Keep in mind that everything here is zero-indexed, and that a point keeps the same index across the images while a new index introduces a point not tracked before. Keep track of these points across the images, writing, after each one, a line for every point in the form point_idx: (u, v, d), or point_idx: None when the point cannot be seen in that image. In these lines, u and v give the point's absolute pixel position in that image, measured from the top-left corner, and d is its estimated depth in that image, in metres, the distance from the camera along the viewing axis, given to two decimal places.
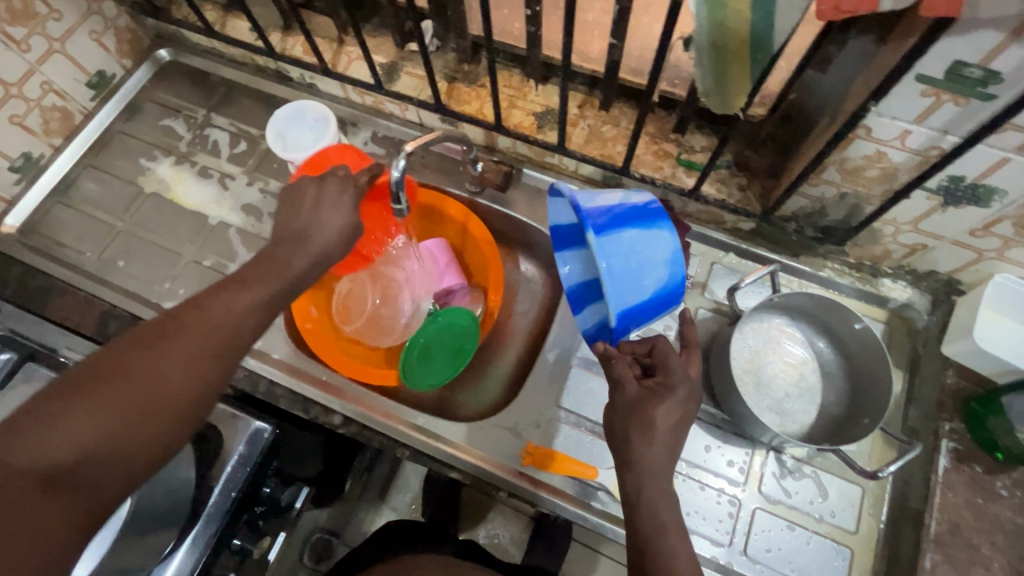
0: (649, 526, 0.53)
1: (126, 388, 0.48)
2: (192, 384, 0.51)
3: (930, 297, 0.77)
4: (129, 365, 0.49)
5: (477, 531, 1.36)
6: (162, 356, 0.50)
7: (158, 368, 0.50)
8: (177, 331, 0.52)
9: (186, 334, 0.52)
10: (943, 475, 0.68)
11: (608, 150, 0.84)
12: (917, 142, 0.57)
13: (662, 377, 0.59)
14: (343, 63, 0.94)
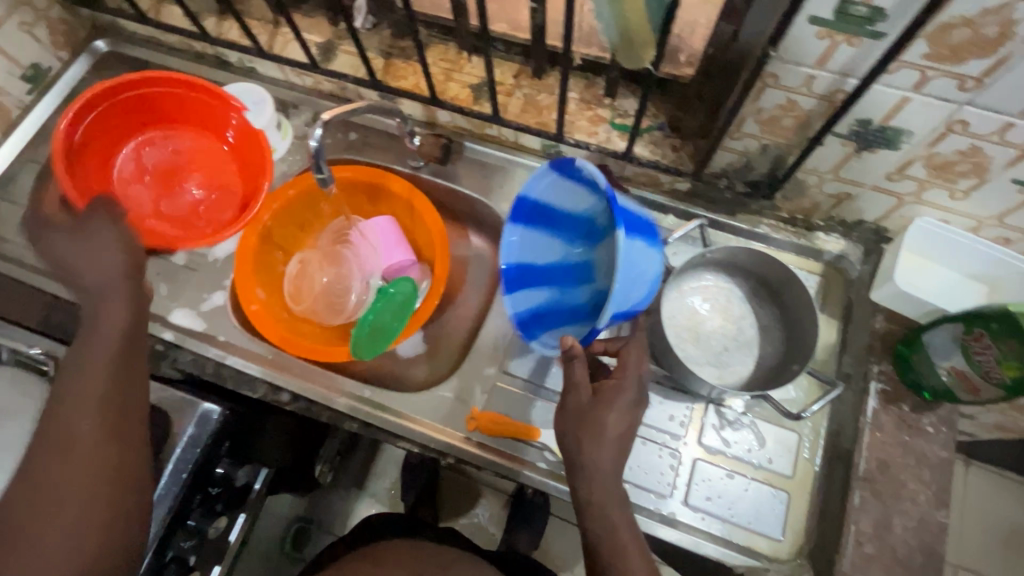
0: (601, 530, 0.59)
1: (44, 470, 0.58)
2: (94, 484, 0.59)
3: (862, 248, 0.79)
4: (36, 477, 0.58)
5: (457, 515, 1.36)
6: (63, 459, 0.59)
7: (61, 486, 0.58)
8: (54, 435, 0.60)
9: (71, 449, 0.59)
10: (872, 416, 0.70)
11: (544, 119, 0.85)
12: (822, 87, 0.58)
13: (612, 381, 0.63)
14: (279, 44, 0.94)
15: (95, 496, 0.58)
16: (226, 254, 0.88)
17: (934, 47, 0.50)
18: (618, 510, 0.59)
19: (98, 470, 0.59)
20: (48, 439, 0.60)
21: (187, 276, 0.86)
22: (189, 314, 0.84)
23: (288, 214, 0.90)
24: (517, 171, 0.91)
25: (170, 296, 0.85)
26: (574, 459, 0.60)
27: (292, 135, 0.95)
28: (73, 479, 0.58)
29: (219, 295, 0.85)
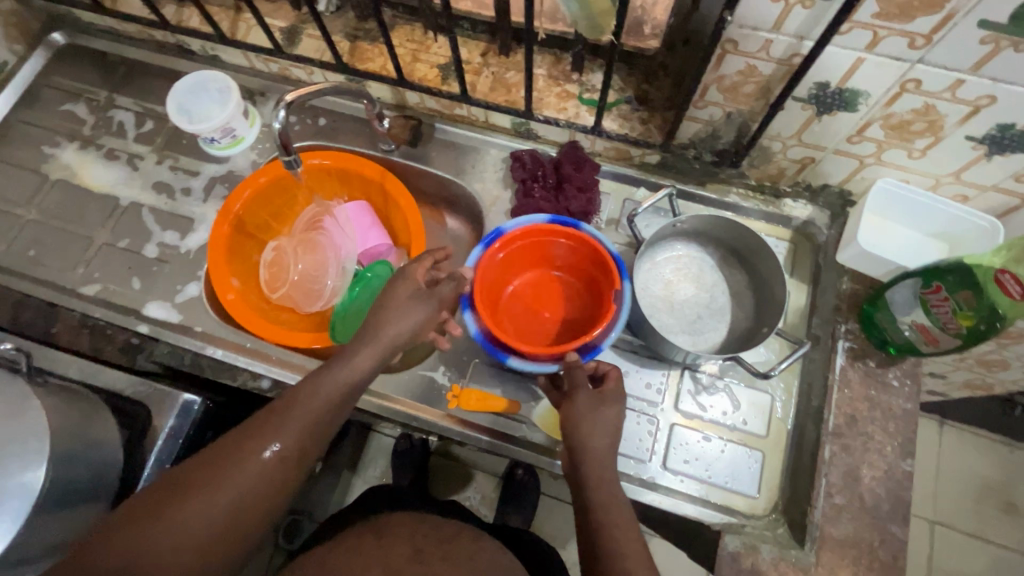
0: (599, 514, 0.56)
1: (183, 507, 0.50)
2: (217, 526, 0.51)
3: (828, 212, 0.81)
4: (170, 505, 0.50)
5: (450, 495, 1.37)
6: (207, 500, 0.51)
7: (173, 534, 0.49)
8: (234, 467, 0.53)
9: (233, 484, 0.52)
10: (840, 373, 0.72)
11: (513, 97, 0.85)
12: (780, 51, 0.59)
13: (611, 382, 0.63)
14: (242, 30, 0.92)
15: (220, 550, 0.51)
16: (199, 245, 0.87)
17: (884, 6, 0.51)
18: (608, 494, 0.58)
19: (241, 516, 0.52)
20: (216, 455, 0.54)
21: (159, 269, 0.85)
22: (164, 307, 0.83)
23: (260, 202, 0.89)
24: (489, 151, 0.91)
25: (144, 290, 0.84)
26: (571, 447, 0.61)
27: (260, 123, 0.94)
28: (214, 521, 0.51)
29: (193, 286, 0.84)
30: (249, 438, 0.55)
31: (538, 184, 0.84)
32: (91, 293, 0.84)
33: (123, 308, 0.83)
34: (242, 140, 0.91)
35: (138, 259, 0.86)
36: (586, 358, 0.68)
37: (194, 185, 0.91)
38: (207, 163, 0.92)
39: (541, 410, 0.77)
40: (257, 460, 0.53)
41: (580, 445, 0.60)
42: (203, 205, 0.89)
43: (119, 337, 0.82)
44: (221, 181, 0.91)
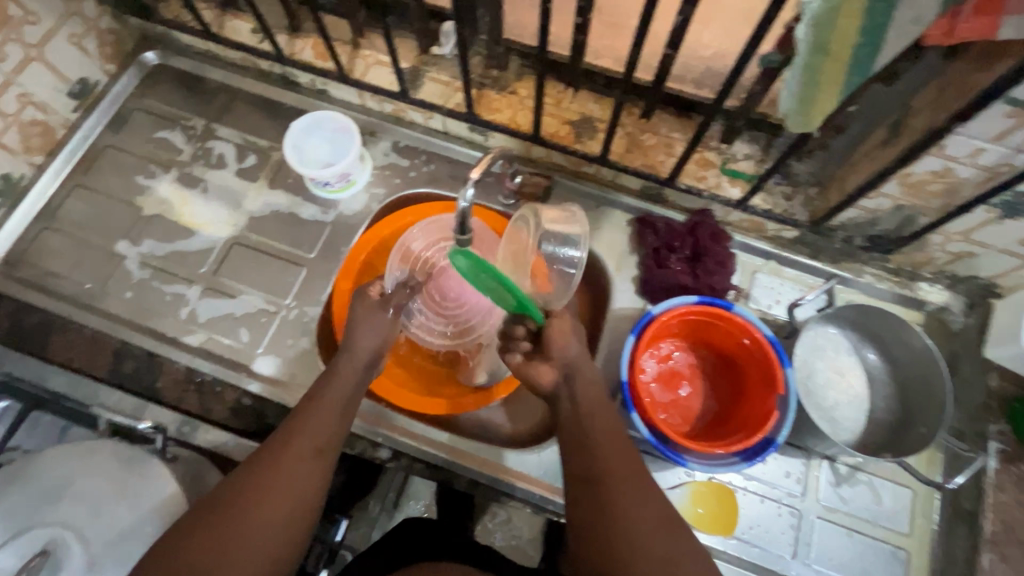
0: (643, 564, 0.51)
1: (232, 503, 0.54)
2: (265, 508, 0.54)
3: (966, 299, 0.79)
4: (222, 507, 0.54)
5: (494, 534, 1.24)
6: (264, 501, 0.54)
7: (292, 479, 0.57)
8: (282, 463, 0.57)
9: (281, 479, 0.56)
10: (993, 476, 0.70)
11: (650, 160, 0.82)
12: (989, 160, 0.57)
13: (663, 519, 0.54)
14: (360, 67, 0.87)
15: (286, 532, 0.55)
16: (310, 296, 0.82)
17: None
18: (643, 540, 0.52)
19: (286, 490, 0.56)
20: (261, 460, 0.57)
21: (269, 320, 0.80)
22: (275, 363, 0.78)
23: (381, 255, 0.86)
24: (614, 211, 0.87)
25: (253, 343, 0.79)
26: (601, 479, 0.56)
27: (372, 165, 0.89)
28: (265, 504, 0.54)
29: (305, 341, 0.79)
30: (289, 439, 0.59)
31: (674, 254, 0.81)
32: (196, 344, 0.79)
33: (232, 362, 0.78)
34: (355, 184, 0.86)
35: (245, 308, 0.81)
36: (756, 458, 0.65)
37: (301, 229, 0.86)
38: (315, 206, 0.87)
39: (681, 498, 0.72)
40: (298, 456, 0.58)
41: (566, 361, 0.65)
42: (314, 254, 0.85)
43: (229, 395, 0.76)
44: (331, 226, 0.86)
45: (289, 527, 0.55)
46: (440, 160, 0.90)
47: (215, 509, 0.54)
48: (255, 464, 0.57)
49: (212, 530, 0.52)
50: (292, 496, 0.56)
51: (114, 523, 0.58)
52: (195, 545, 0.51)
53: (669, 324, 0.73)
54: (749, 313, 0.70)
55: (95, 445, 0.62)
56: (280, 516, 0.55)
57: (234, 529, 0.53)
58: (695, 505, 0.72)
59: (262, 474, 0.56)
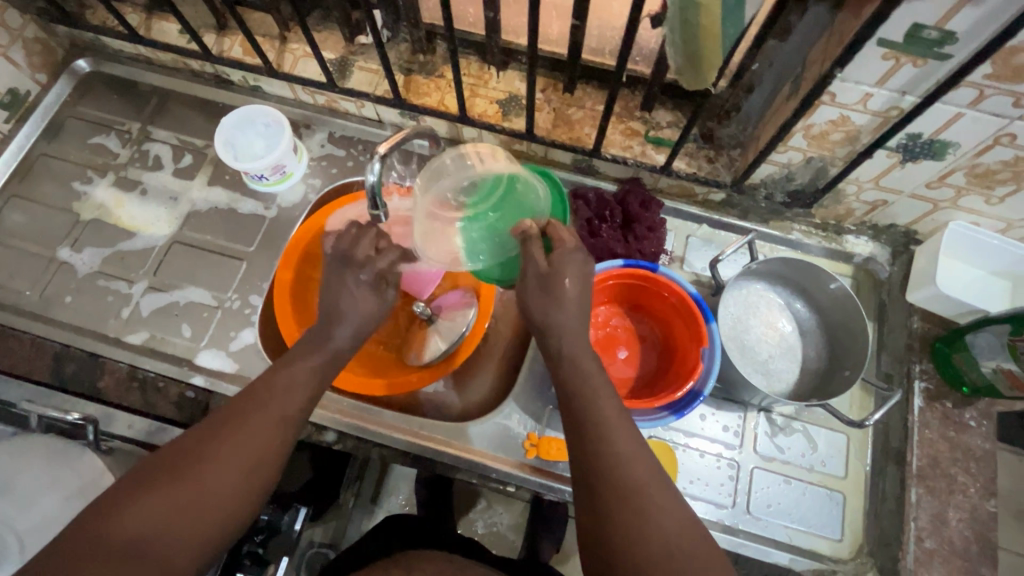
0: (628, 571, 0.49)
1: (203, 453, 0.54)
2: (240, 467, 0.54)
3: (890, 249, 0.82)
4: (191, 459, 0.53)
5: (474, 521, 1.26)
6: (226, 459, 0.54)
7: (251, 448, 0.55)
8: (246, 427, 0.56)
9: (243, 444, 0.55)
10: (918, 414, 0.73)
11: (577, 133, 0.84)
12: (878, 104, 0.59)
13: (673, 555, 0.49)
14: (288, 61, 0.89)
15: (254, 489, 0.55)
16: (252, 287, 0.83)
17: (997, 69, 0.51)
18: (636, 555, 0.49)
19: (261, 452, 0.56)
20: (228, 418, 0.56)
21: (210, 314, 0.81)
22: (218, 356, 0.79)
23: (323, 243, 0.87)
24: None
25: (195, 338, 0.79)
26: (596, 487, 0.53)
27: (308, 157, 0.90)
28: (239, 461, 0.54)
29: (248, 333, 0.80)
30: (260, 395, 0.58)
31: (605, 223, 0.82)
32: (138, 342, 0.79)
33: (173, 357, 0.78)
34: (291, 176, 0.87)
35: (186, 305, 0.82)
36: (685, 411, 0.67)
37: (240, 223, 0.87)
38: (254, 200, 0.88)
39: None
40: (263, 424, 0.57)
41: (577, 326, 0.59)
42: (254, 247, 0.85)
43: (172, 390, 0.77)
44: (270, 219, 0.87)
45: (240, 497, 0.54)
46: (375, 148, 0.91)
47: (174, 466, 0.52)
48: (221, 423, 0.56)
49: (180, 482, 0.52)
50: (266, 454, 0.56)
51: (51, 516, 0.60)
52: (159, 495, 0.50)
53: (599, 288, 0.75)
54: (673, 272, 0.71)
55: (26, 444, 0.64)
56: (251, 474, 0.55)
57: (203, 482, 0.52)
58: None
59: (231, 427, 0.56)
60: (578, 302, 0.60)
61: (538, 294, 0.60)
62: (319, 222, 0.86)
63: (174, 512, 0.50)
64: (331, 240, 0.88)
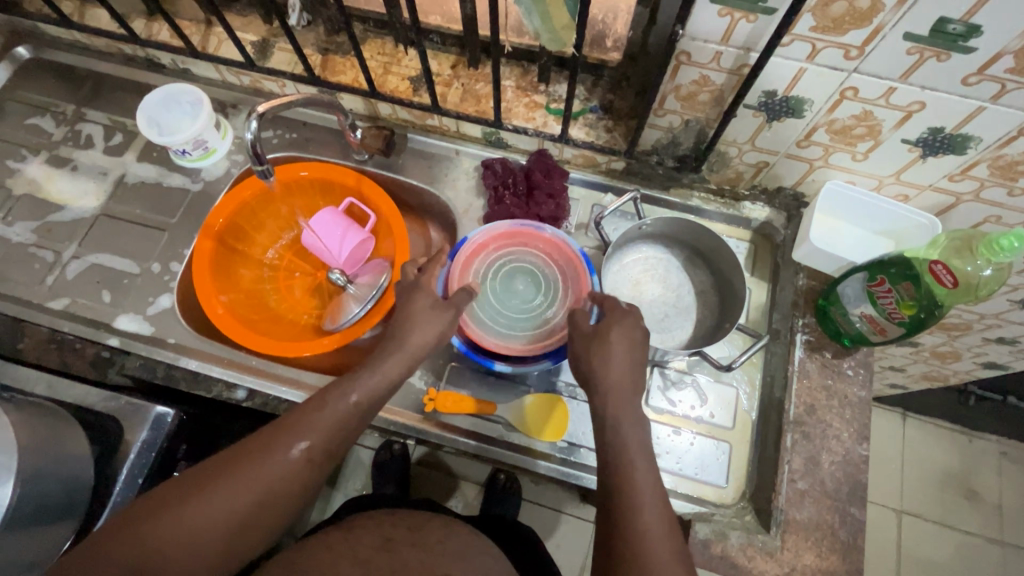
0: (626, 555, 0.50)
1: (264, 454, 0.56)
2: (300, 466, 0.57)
3: (785, 213, 0.85)
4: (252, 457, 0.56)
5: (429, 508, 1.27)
6: (252, 485, 0.54)
7: (276, 477, 0.55)
8: (276, 456, 0.56)
9: (272, 469, 0.55)
10: (799, 365, 0.76)
11: (483, 107, 0.88)
12: (729, 62, 0.63)
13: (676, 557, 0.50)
14: (212, 44, 0.93)
15: (271, 516, 0.56)
16: (172, 256, 0.86)
17: (819, 21, 0.55)
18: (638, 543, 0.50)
19: (322, 454, 0.58)
20: (264, 444, 0.57)
21: (130, 282, 0.85)
22: (135, 320, 0.82)
23: (246, 215, 0.91)
24: (462, 160, 0.93)
25: (114, 303, 0.83)
26: (619, 505, 0.53)
27: (232, 135, 0.94)
28: (276, 483, 0.55)
29: (165, 298, 0.84)
30: (303, 426, 0.58)
31: (508, 191, 0.86)
32: (60, 308, 0.83)
33: (93, 321, 0.82)
34: (214, 152, 0.91)
35: (108, 273, 0.85)
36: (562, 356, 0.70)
37: (165, 196, 0.91)
38: (178, 175, 0.92)
39: (516, 410, 0.77)
40: (295, 456, 0.57)
41: (600, 381, 0.59)
42: (176, 218, 0.89)
43: (89, 351, 0.80)
44: (195, 193, 0.91)
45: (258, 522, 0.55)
46: (296, 126, 0.95)
47: (206, 482, 0.54)
48: (257, 449, 0.56)
49: (224, 497, 0.53)
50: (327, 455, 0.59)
51: None
52: (205, 508, 0.52)
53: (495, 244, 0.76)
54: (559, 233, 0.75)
55: None
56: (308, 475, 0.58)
57: (244, 499, 0.54)
58: (529, 415, 0.76)
59: (262, 453, 0.56)
60: (628, 359, 0.60)
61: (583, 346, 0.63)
62: (240, 195, 0.89)
63: (214, 528, 0.52)
64: (258, 213, 0.93)
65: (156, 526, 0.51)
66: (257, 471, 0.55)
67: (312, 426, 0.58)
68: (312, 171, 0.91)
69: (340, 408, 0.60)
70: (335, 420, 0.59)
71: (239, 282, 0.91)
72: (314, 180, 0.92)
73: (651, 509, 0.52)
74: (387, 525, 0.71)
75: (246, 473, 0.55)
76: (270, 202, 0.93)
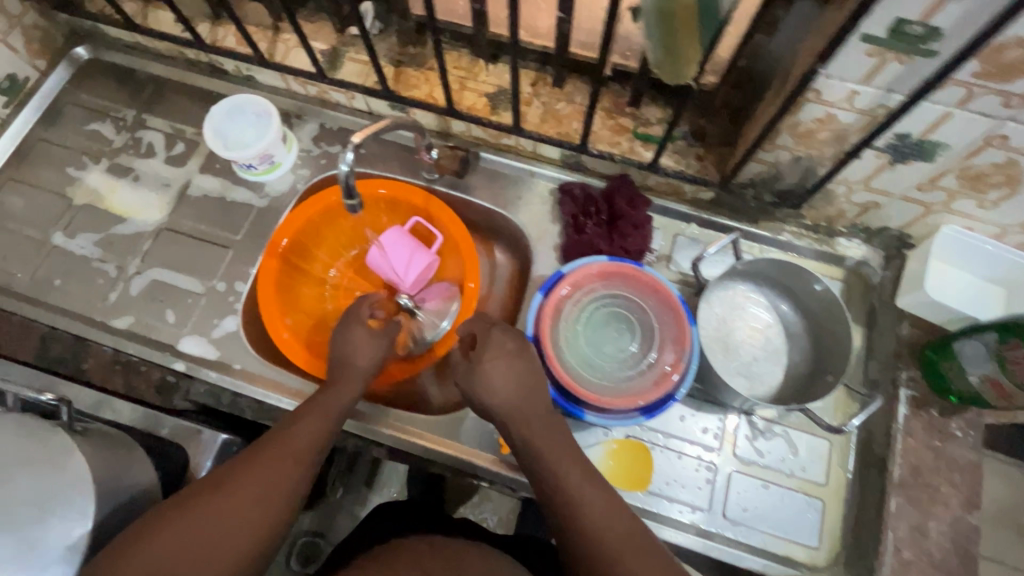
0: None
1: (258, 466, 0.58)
2: (295, 469, 0.59)
3: (883, 253, 0.80)
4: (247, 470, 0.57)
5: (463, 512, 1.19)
6: (240, 498, 0.54)
7: (263, 489, 0.56)
8: (262, 467, 0.57)
9: (259, 480, 0.56)
10: (903, 423, 0.71)
11: (565, 129, 0.83)
12: (864, 102, 0.58)
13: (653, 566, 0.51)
14: (280, 52, 0.89)
15: (264, 532, 0.55)
16: (236, 275, 0.83)
17: (984, 66, 0.50)
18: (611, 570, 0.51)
19: (313, 458, 0.61)
20: (246, 460, 0.58)
21: (194, 301, 0.82)
22: (199, 342, 0.80)
23: (312, 233, 0.88)
24: (536, 181, 0.88)
25: (179, 323, 0.80)
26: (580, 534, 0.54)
27: (297, 147, 0.90)
28: (263, 495, 0.55)
29: (230, 320, 0.81)
30: (280, 438, 0.60)
31: (591, 220, 0.82)
32: (123, 327, 0.80)
33: (157, 342, 0.79)
34: (279, 166, 0.88)
35: (172, 291, 0.82)
36: (656, 412, 0.64)
37: (229, 210, 0.87)
38: (242, 188, 0.88)
39: (598, 456, 0.73)
40: (281, 467, 0.58)
41: (522, 413, 0.60)
42: (241, 235, 0.86)
43: (154, 374, 0.79)
44: (259, 208, 0.88)
45: (251, 539, 0.53)
46: (364, 139, 0.91)
47: (192, 504, 0.53)
48: (238, 466, 0.57)
49: (211, 513, 0.52)
50: (314, 456, 0.61)
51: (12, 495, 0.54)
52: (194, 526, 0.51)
53: (593, 285, 0.71)
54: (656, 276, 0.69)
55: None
56: (305, 476, 0.59)
57: (233, 513, 0.53)
58: (613, 461, 0.72)
59: (247, 468, 0.57)
60: (519, 376, 0.62)
61: (462, 380, 0.63)
62: (307, 213, 0.85)
63: (207, 546, 0.51)
64: (325, 231, 0.89)
65: (146, 550, 0.49)
66: (244, 485, 0.55)
67: (290, 439, 0.60)
68: (382, 189, 0.87)
69: (316, 422, 0.63)
70: (310, 433, 0.62)
71: (302, 303, 0.87)
72: (384, 199, 0.88)
73: (619, 522, 0.54)
74: (426, 557, 0.68)
75: (233, 487, 0.55)
76: (337, 220, 0.89)
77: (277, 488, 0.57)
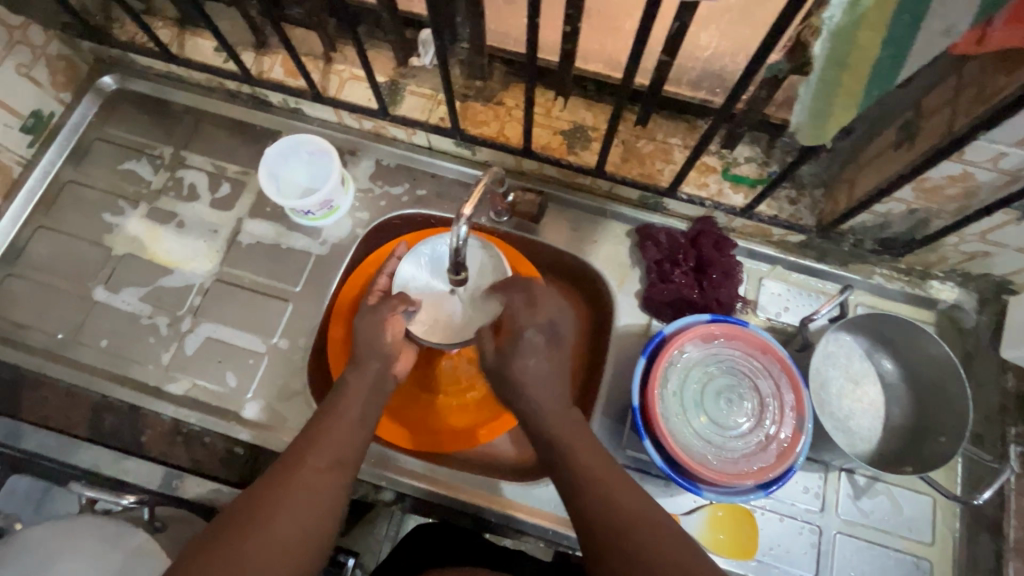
0: None
1: (322, 445, 0.56)
2: (332, 482, 0.54)
3: (978, 296, 0.76)
4: (297, 468, 0.54)
5: None
6: (284, 519, 0.51)
7: (306, 506, 0.52)
8: (298, 483, 0.53)
9: (298, 499, 0.52)
10: (1015, 482, 0.69)
11: (648, 169, 0.78)
12: (1010, 164, 0.55)
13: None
14: (334, 84, 0.82)
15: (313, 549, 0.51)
16: (298, 331, 0.77)
17: None
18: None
19: (344, 464, 0.56)
20: (277, 479, 0.53)
21: (256, 361, 0.76)
22: (265, 407, 0.74)
23: None
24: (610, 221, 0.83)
25: (241, 388, 0.75)
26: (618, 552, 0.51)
27: (354, 187, 0.84)
28: (309, 515, 0.52)
29: (297, 382, 0.75)
30: (307, 450, 0.55)
31: (678, 267, 0.77)
32: (181, 393, 0.74)
33: (220, 410, 0.74)
34: (337, 210, 0.81)
35: (230, 350, 0.76)
36: (774, 487, 0.62)
37: (284, 258, 0.81)
38: (297, 234, 0.82)
39: (698, 524, 0.70)
40: (315, 481, 0.54)
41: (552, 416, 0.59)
42: (299, 287, 0.80)
43: (219, 446, 0.73)
44: (317, 255, 0.81)
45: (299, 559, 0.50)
46: (425, 178, 0.85)
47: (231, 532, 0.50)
48: (272, 485, 0.53)
49: (257, 539, 0.49)
50: (347, 467, 0.56)
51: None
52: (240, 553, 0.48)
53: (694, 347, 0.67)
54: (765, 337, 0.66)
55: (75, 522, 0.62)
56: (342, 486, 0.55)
57: (277, 538, 0.50)
58: (717, 533, 0.70)
59: (282, 485, 0.53)
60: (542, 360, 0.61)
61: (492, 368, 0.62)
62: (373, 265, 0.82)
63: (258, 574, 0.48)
64: None
65: None
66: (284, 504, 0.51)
67: (320, 447, 0.56)
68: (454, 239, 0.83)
69: (340, 428, 0.58)
70: (338, 438, 0.57)
71: None
72: None
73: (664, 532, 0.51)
74: None
75: (272, 510, 0.51)
76: None
77: (319, 504, 0.53)
